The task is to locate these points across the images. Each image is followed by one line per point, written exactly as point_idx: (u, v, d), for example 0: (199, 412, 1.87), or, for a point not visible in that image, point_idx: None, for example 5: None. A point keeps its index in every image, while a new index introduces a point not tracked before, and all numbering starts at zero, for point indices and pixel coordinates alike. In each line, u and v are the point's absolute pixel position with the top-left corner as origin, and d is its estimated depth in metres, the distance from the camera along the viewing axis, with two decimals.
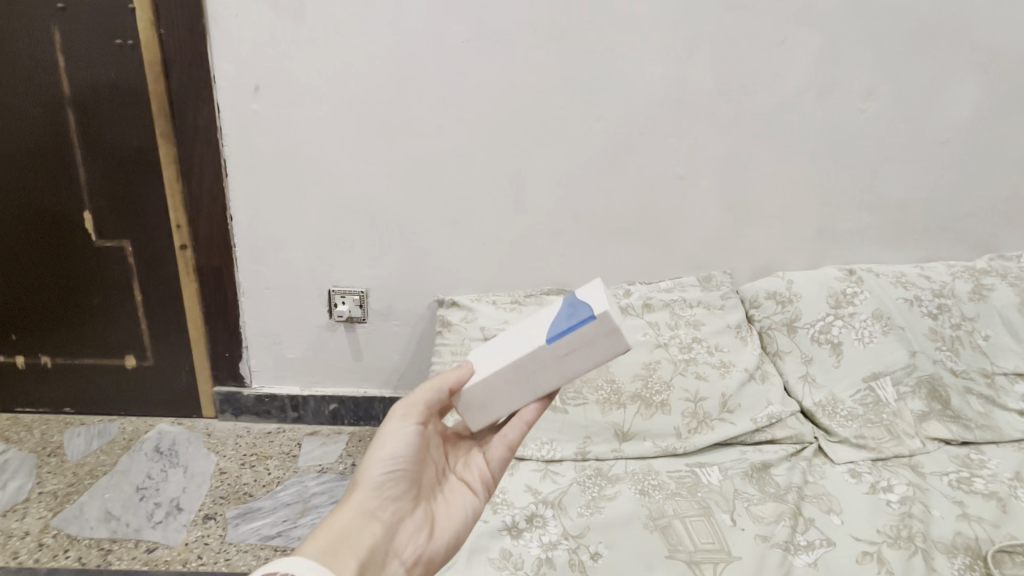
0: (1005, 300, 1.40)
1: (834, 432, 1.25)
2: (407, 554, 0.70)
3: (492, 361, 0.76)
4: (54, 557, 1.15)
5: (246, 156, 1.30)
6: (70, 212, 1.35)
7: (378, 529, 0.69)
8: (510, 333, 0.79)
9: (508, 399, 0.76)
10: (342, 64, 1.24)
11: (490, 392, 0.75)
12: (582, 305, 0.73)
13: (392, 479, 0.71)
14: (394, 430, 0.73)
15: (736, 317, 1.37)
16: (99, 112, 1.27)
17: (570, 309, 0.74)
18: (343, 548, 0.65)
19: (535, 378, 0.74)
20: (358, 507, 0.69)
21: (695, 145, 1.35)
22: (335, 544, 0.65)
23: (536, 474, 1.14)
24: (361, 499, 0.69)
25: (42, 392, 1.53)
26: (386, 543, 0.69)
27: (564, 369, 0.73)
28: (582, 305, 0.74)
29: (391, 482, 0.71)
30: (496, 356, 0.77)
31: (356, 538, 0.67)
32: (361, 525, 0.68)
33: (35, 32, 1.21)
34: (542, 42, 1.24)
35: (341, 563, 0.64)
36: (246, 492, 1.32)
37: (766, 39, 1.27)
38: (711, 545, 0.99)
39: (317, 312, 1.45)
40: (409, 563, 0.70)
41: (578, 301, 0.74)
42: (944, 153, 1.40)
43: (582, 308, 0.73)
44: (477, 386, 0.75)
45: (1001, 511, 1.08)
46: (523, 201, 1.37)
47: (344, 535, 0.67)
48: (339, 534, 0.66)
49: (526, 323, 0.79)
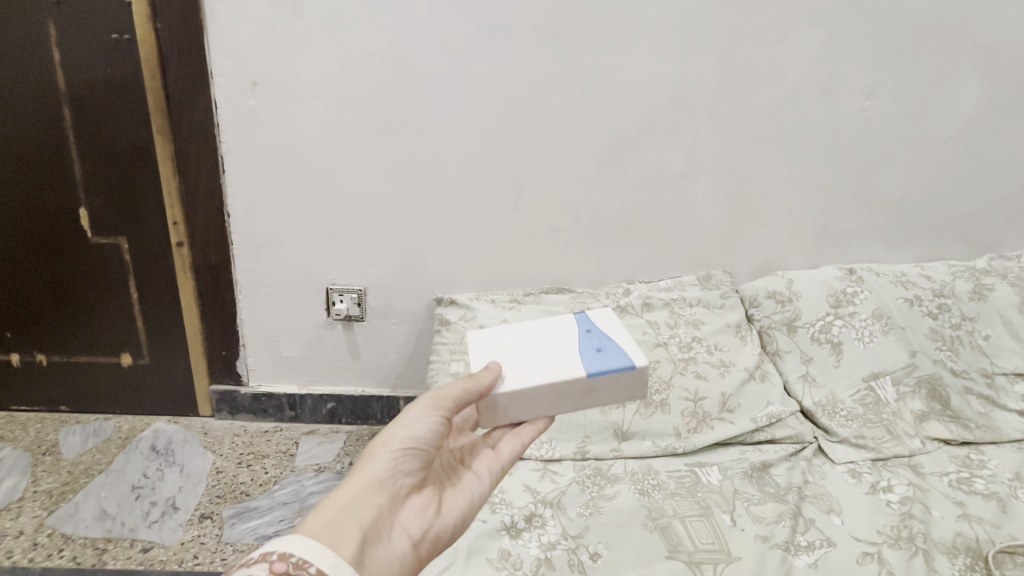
0: (1006, 300, 1.40)
1: (834, 432, 1.24)
2: (414, 530, 0.67)
3: (524, 372, 0.79)
4: (48, 557, 1.14)
5: (244, 153, 1.29)
6: (66, 208, 1.34)
7: (386, 501, 0.66)
8: (532, 350, 0.83)
9: (529, 410, 0.79)
10: (341, 60, 1.23)
11: (519, 400, 0.77)
12: (612, 345, 0.83)
13: (404, 457, 0.69)
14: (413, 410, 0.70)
15: (735, 317, 1.37)
16: (96, 108, 1.26)
17: (599, 347, 0.83)
18: (350, 515, 0.63)
19: (560, 400, 0.79)
20: (369, 476, 0.66)
21: (696, 143, 1.34)
22: (342, 511, 0.63)
23: (535, 474, 1.14)
24: (373, 469, 0.67)
25: (37, 389, 1.52)
26: (392, 516, 0.67)
27: (587, 398, 0.80)
28: (611, 346, 0.83)
29: (404, 460, 0.69)
30: (526, 369, 0.79)
31: (364, 506, 0.64)
32: (369, 497, 0.65)
33: (31, 27, 1.20)
34: (541, 39, 1.23)
35: (348, 530, 0.61)
36: (243, 492, 1.31)
37: (767, 37, 1.26)
38: (712, 546, 0.98)
39: (315, 310, 1.45)
40: (415, 540, 0.67)
41: (607, 342, 0.84)
42: (945, 152, 1.40)
43: (612, 350, 0.82)
44: (508, 394, 0.76)
45: (1001, 512, 1.08)
46: (523, 199, 1.36)
47: (352, 502, 0.64)
48: (346, 502, 0.64)
49: (546, 343, 0.85)
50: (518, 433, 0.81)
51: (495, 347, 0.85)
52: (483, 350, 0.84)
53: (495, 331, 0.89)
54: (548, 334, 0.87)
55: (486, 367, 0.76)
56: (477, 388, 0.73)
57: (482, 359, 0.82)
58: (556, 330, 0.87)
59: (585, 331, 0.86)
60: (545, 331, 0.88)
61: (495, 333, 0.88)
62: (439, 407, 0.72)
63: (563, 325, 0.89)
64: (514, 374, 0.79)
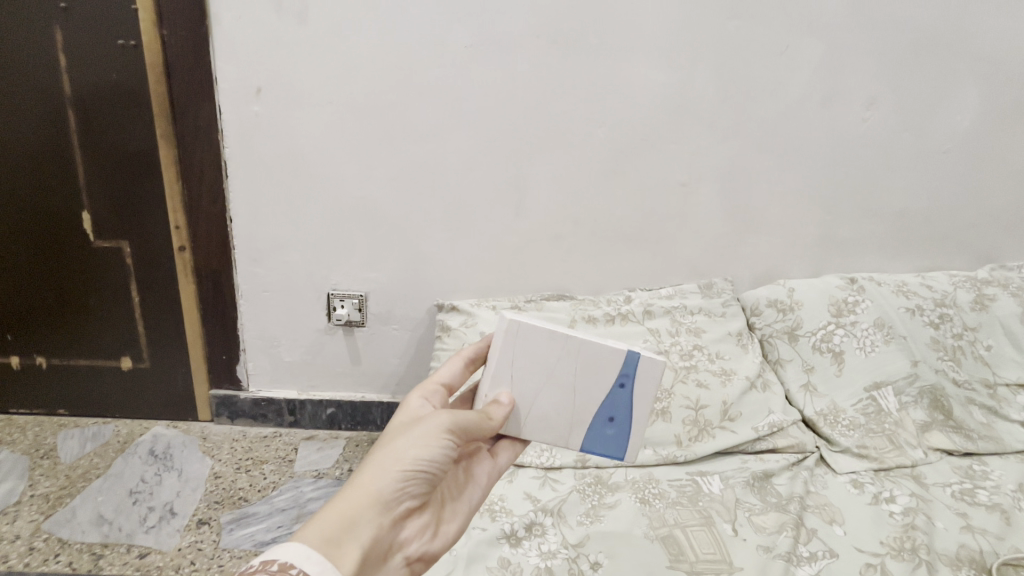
0: (1007, 310, 1.40)
1: (836, 442, 1.24)
2: (411, 550, 0.68)
3: (531, 416, 0.80)
4: (44, 562, 1.13)
5: (247, 158, 1.30)
6: (69, 212, 1.34)
7: (389, 520, 0.65)
8: (553, 389, 0.79)
9: None
10: (344, 66, 1.23)
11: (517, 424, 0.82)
12: (624, 424, 0.81)
13: (416, 479, 0.66)
14: (432, 433, 0.67)
15: (737, 325, 1.36)
16: (101, 112, 1.26)
17: (613, 415, 0.80)
18: (354, 534, 0.61)
19: None
20: (377, 494, 0.64)
21: (697, 151, 1.34)
22: (345, 527, 0.61)
23: (535, 482, 1.13)
24: (380, 487, 0.64)
25: (37, 392, 1.51)
26: (392, 535, 0.66)
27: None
28: (624, 419, 0.81)
29: (415, 481, 0.66)
30: (535, 413, 0.80)
31: (368, 527, 0.62)
32: (375, 515, 0.63)
33: (37, 32, 1.21)
34: (544, 48, 1.24)
35: (348, 549, 0.60)
36: (241, 497, 1.31)
37: (768, 48, 1.27)
38: (713, 555, 0.98)
39: (316, 315, 1.44)
40: (411, 559, 0.68)
41: (624, 412, 0.80)
42: (945, 163, 1.40)
43: (622, 425, 0.81)
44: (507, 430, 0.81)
45: (1005, 524, 1.07)
46: (524, 206, 1.36)
47: (356, 520, 0.62)
48: (350, 519, 0.62)
49: (569, 384, 0.79)
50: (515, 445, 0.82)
51: (521, 358, 0.79)
52: (510, 361, 0.78)
53: (537, 331, 0.78)
54: (582, 373, 0.79)
55: (498, 402, 0.77)
56: (493, 426, 0.74)
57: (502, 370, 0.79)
58: (590, 372, 0.79)
59: (616, 387, 0.79)
60: (580, 366, 0.79)
61: (534, 339, 0.78)
62: (455, 435, 0.69)
63: (605, 364, 0.79)
64: (522, 413, 0.80)
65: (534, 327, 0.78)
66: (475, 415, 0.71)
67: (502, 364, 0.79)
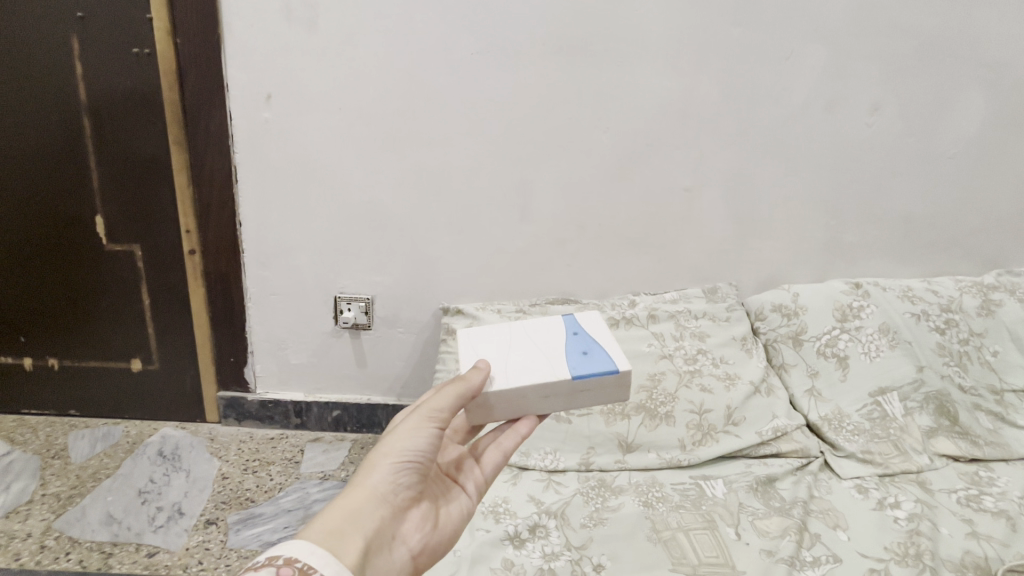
0: (1014, 315, 1.39)
1: (840, 447, 1.24)
2: (413, 542, 0.69)
3: (513, 372, 0.79)
4: (54, 560, 1.14)
5: (257, 163, 1.32)
6: (81, 216, 1.37)
7: (389, 513, 0.67)
8: (520, 350, 0.84)
9: (522, 408, 0.80)
10: (352, 74, 1.25)
11: (508, 399, 0.78)
12: (598, 351, 0.83)
13: (407, 468, 0.68)
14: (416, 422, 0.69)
15: (741, 329, 1.37)
16: (115, 119, 1.29)
17: (585, 350, 0.83)
18: (355, 526, 0.63)
19: (548, 399, 0.80)
20: (373, 486, 0.66)
21: (703, 157, 1.35)
22: (347, 519, 0.63)
23: (539, 485, 1.13)
24: (376, 481, 0.66)
25: (49, 393, 1.53)
26: (394, 528, 0.67)
27: (572, 399, 0.80)
28: (597, 351, 0.83)
29: (407, 471, 0.68)
30: (512, 367, 0.80)
31: (369, 519, 0.64)
32: (375, 507, 0.65)
33: (55, 42, 1.23)
34: (550, 55, 1.25)
35: (353, 540, 0.62)
36: (248, 498, 1.32)
37: (772, 54, 1.28)
38: (716, 559, 0.98)
39: (323, 318, 1.46)
40: (414, 552, 0.69)
41: (593, 345, 0.84)
42: (951, 168, 1.40)
43: (598, 355, 0.82)
44: (498, 395, 0.77)
45: (1010, 530, 1.06)
46: (530, 211, 1.38)
47: (356, 513, 0.64)
48: (351, 513, 0.63)
49: (533, 343, 0.85)
50: (500, 445, 0.82)
51: (482, 343, 0.86)
52: (473, 346, 0.85)
53: (485, 329, 0.90)
54: (537, 334, 0.87)
55: (476, 366, 0.75)
56: (469, 391, 0.72)
57: (470, 354, 0.83)
58: (544, 332, 0.88)
59: (571, 334, 0.87)
60: (533, 333, 0.88)
61: (486, 333, 0.88)
62: (438, 420, 0.70)
63: (551, 326, 0.89)
64: (501, 372, 0.79)
65: (481, 328, 0.90)
66: (451, 392, 0.71)
67: (467, 352, 0.84)
